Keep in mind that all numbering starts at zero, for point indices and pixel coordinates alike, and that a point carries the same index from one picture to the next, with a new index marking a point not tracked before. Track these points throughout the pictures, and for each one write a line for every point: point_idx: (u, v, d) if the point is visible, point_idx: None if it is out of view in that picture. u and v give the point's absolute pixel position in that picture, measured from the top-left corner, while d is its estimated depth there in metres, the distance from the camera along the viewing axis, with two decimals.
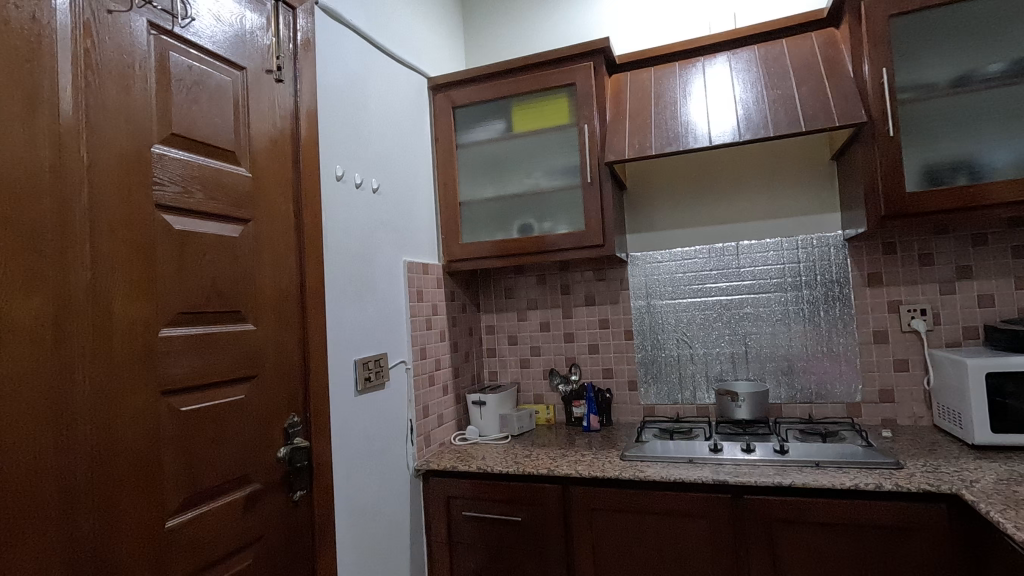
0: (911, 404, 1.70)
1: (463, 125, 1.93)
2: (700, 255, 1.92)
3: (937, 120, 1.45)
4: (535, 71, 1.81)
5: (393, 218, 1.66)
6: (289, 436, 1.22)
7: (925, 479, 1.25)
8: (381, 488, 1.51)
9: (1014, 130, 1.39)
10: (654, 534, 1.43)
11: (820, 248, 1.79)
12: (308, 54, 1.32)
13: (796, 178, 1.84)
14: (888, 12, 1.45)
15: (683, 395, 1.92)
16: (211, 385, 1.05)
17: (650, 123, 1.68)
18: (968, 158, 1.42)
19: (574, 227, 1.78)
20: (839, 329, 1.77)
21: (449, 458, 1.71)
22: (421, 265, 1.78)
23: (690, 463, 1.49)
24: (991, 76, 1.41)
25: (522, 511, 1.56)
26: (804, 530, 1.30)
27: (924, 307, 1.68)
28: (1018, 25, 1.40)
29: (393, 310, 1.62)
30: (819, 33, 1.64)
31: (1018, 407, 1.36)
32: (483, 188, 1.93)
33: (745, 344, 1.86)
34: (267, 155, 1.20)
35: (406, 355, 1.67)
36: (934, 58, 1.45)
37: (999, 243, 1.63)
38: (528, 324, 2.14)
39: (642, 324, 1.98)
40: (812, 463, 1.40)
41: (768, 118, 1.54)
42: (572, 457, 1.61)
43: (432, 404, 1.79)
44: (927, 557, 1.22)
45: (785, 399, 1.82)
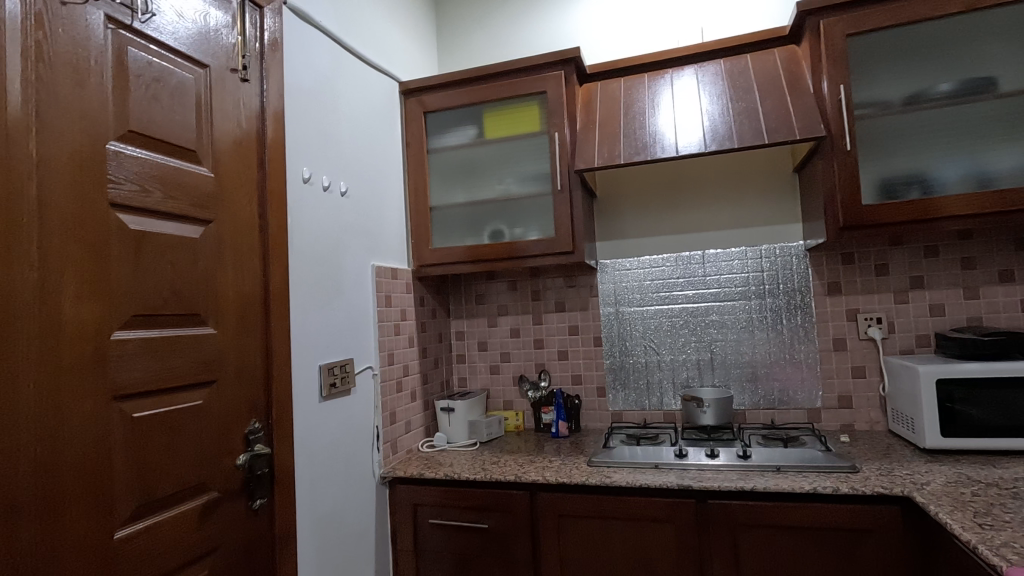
0: (867, 410, 1.75)
1: (434, 131, 1.93)
2: (667, 263, 1.96)
3: (892, 136, 1.51)
4: (507, 78, 1.82)
5: (362, 222, 1.64)
6: (250, 443, 1.18)
7: (880, 482, 1.29)
8: (346, 497, 1.48)
9: (961, 148, 1.46)
10: (620, 540, 1.43)
11: (783, 258, 1.84)
12: (275, 54, 1.30)
13: (760, 189, 1.89)
14: (846, 32, 1.51)
15: (651, 401, 1.94)
16: (166, 390, 1.02)
17: (619, 133, 1.70)
18: (920, 172, 1.48)
19: (545, 234, 1.79)
20: (801, 337, 1.81)
21: (416, 464, 1.69)
22: (390, 269, 1.77)
23: (655, 468, 1.51)
24: (941, 95, 1.47)
25: (489, 518, 1.55)
26: (765, 533, 1.33)
27: (880, 316, 1.74)
28: (965, 49, 1.47)
29: (361, 315, 1.60)
30: (781, 49, 1.70)
31: (966, 412, 1.41)
32: (455, 193, 1.93)
33: (711, 351, 1.90)
34: (230, 156, 1.18)
35: (373, 360, 1.65)
36: (889, 77, 1.52)
37: (949, 254, 1.70)
38: (498, 330, 2.14)
39: (611, 331, 2.00)
40: (773, 467, 1.43)
41: (733, 130, 1.57)
42: (540, 464, 1.61)
43: (399, 411, 1.76)
44: (883, 558, 1.26)
45: (748, 405, 1.85)
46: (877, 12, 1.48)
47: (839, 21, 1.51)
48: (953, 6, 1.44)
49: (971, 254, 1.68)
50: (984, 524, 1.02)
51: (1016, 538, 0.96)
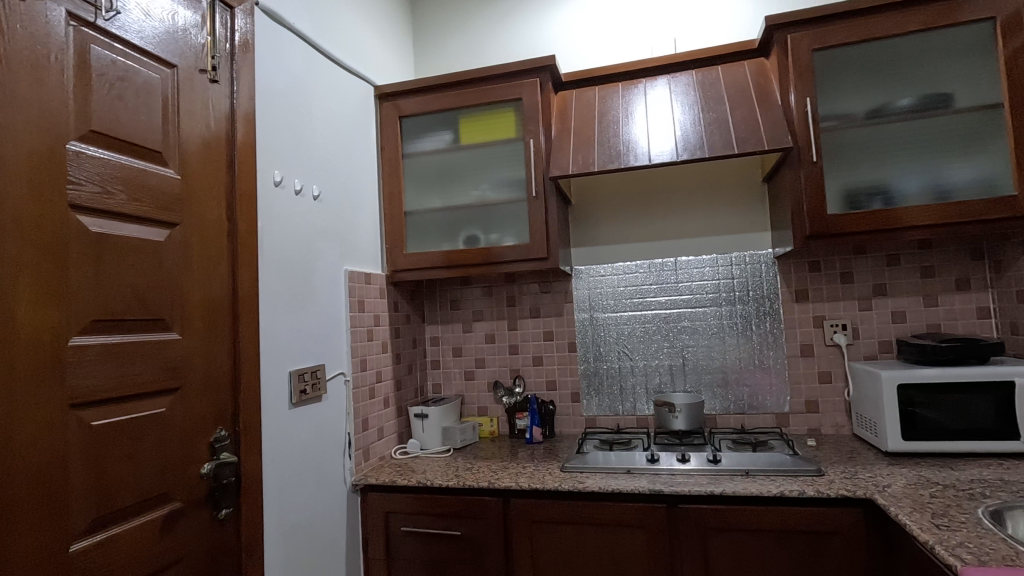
0: (833, 414, 1.79)
1: (409, 135, 1.92)
2: (640, 269, 1.98)
3: (856, 148, 1.56)
4: (483, 84, 1.82)
5: (335, 227, 1.62)
6: (215, 451, 1.16)
7: (844, 485, 1.32)
8: (316, 505, 1.46)
9: (921, 161, 1.51)
10: (593, 545, 1.44)
11: (752, 265, 1.88)
12: (246, 55, 1.28)
13: (731, 197, 1.92)
14: (812, 47, 1.55)
15: (624, 406, 1.96)
16: (128, 397, 0.99)
17: (594, 141, 1.72)
18: (882, 184, 1.53)
19: (520, 240, 1.80)
20: (769, 343, 1.85)
21: (388, 471, 1.67)
22: (363, 274, 1.75)
23: (628, 473, 1.52)
24: (901, 109, 1.52)
25: (462, 525, 1.54)
26: (735, 537, 1.35)
27: (845, 323, 1.79)
28: (924, 66, 1.52)
29: (333, 320, 1.58)
30: (751, 62, 1.74)
31: (925, 416, 1.46)
32: (430, 198, 1.92)
33: (683, 356, 1.92)
34: (198, 158, 1.15)
35: (345, 366, 1.63)
36: (853, 91, 1.56)
37: (910, 263, 1.76)
38: (473, 336, 2.13)
39: (585, 337, 2.01)
40: (742, 471, 1.45)
41: (704, 140, 1.60)
42: (513, 470, 1.61)
43: (372, 417, 1.74)
44: (847, 559, 1.29)
45: (719, 410, 1.88)
46: (842, 28, 1.53)
47: (805, 36, 1.56)
48: (913, 24, 1.49)
49: (930, 263, 1.74)
50: (940, 525, 1.05)
51: (970, 538, 0.99)
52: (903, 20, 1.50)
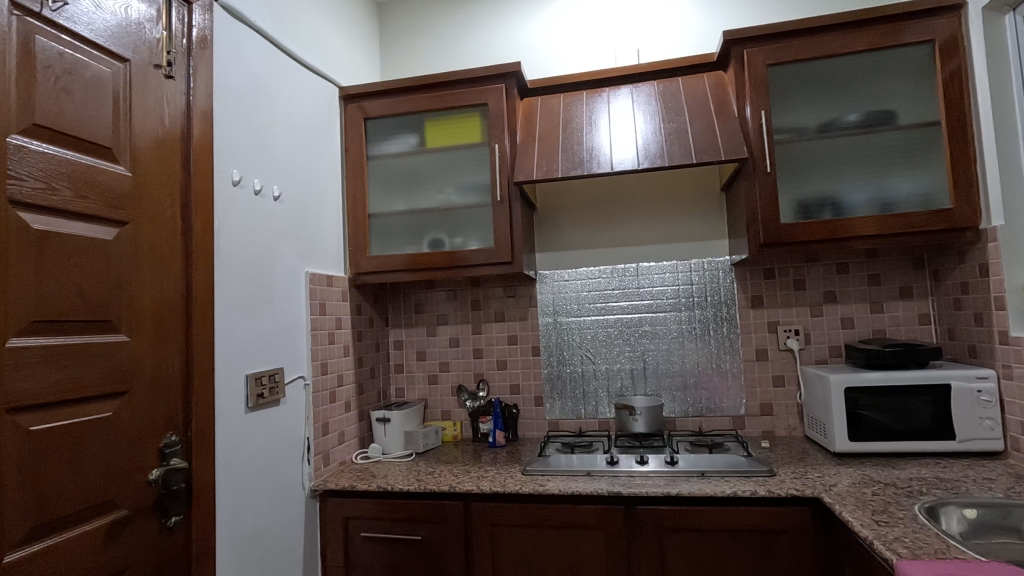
0: (786, 417, 1.85)
1: (374, 137, 1.91)
2: (604, 275, 2.01)
3: (808, 160, 1.62)
4: (448, 89, 1.83)
5: (296, 228, 1.60)
6: (165, 457, 1.12)
7: (794, 484, 1.37)
8: (273, 512, 1.43)
9: (867, 174, 1.59)
10: (553, 548, 1.45)
11: (710, 272, 1.93)
12: (204, 51, 1.26)
13: (690, 205, 1.98)
14: (766, 62, 1.62)
15: (586, 410, 1.98)
16: (70, 401, 0.96)
17: (558, 147, 1.74)
18: (832, 195, 1.60)
19: (484, 244, 1.80)
20: (726, 347, 1.91)
21: (349, 477, 1.65)
22: (325, 277, 1.73)
23: (588, 476, 1.53)
24: (850, 124, 1.59)
25: (423, 530, 1.53)
26: (691, 537, 1.38)
27: (798, 328, 1.86)
28: (871, 83, 1.59)
29: (292, 322, 1.55)
30: (710, 74, 1.79)
31: (870, 418, 1.53)
32: (394, 201, 1.91)
33: (644, 360, 1.96)
34: (150, 154, 1.12)
35: (305, 369, 1.60)
36: (805, 105, 1.63)
37: (857, 271, 1.84)
38: (437, 339, 2.13)
39: (549, 341, 2.03)
40: (698, 473, 1.48)
41: (664, 150, 1.64)
42: (475, 474, 1.60)
43: (332, 422, 1.72)
44: (796, 556, 1.33)
45: (679, 413, 1.92)
46: (794, 46, 1.60)
47: (760, 52, 1.62)
48: (860, 44, 1.57)
49: (877, 271, 1.83)
50: (879, 521, 1.11)
51: (906, 533, 1.04)
52: (850, 39, 1.57)
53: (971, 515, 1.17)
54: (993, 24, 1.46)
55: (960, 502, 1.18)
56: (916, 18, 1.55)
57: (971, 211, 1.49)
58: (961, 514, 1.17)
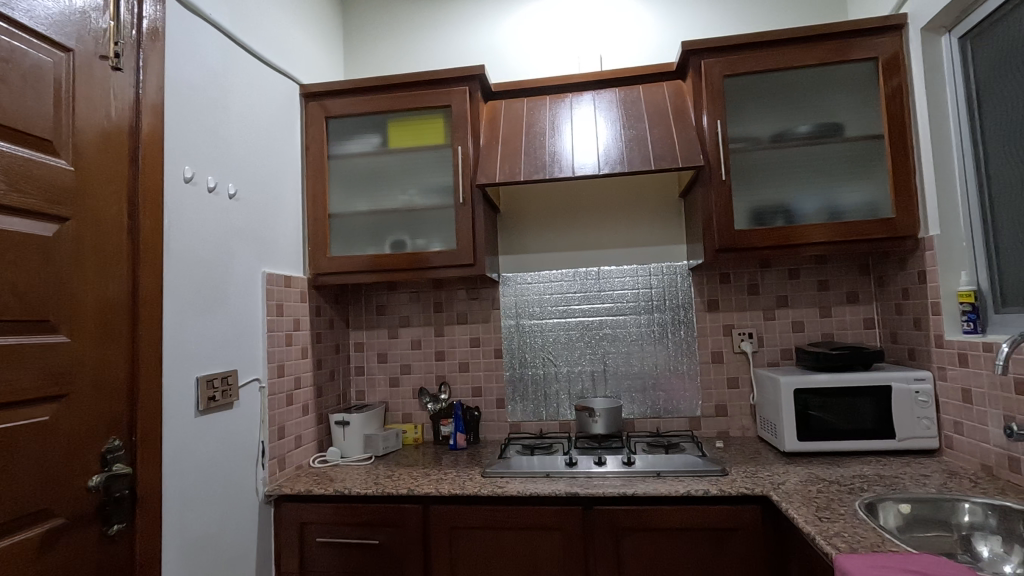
0: (740, 417, 1.91)
1: (336, 136, 1.89)
2: (565, 278, 2.03)
3: (761, 169, 1.67)
4: (412, 89, 1.82)
5: (252, 227, 1.56)
6: (107, 463, 1.08)
7: (744, 483, 1.41)
8: (223, 519, 1.39)
9: (816, 183, 1.65)
10: (511, 549, 1.46)
11: (669, 276, 1.98)
12: (155, 44, 1.22)
13: (651, 210, 2.02)
14: (723, 73, 1.67)
15: (547, 411, 2.00)
16: (2, 405, 0.91)
17: (520, 151, 1.75)
18: (784, 203, 1.66)
19: (447, 245, 1.80)
20: (684, 350, 1.95)
21: (305, 481, 1.62)
22: (283, 277, 1.69)
23: (546, 477, 1.54)
24: (801, 135, 1.65)
25: (380, 534, 1.52)
26: (646, 536, 1.40)
27: (751, 331, 1.92)
28: (819, 97, 1.66)
29: (248, 324, 1.52)
30: (669, 83, 1.84)
31: (818, 418, 1.59)
32: (356, 201, 1.89)
33: (604, 363, 1.99)
34: (94, 149, 1.09)
35: (260, 371, 1.56)
36: (759, 115, 1.69)
37: (808, 277, 1.91)
38: (399, 342, 2.11)
39: (512, 343, 2.04)
40: (653, 473, 1.51)
41: (624, 156, 1.67)
42: (435, 476, 1.60)
43: (288, 425, 1.68)
44: (747, 554, 1.37)
45: (637, 414, 1.96)
46: (748, 58, 1.66)
47: (717, 63, 1.67)
48: (810, 59, 1.63)
49: (826, 277, 1.90)
50: (822, 517, 1.15)
51: (846, 528, 1.09)
52: (801, 54, 1.64)
53: (906, 509, 1.24)
54: (931, 44, 1.54)
55: (895, 498, 1.24)
56: (862, 36, 1.62)
57: (911, 220, 1.57)
58: (897, 509, 1.23)
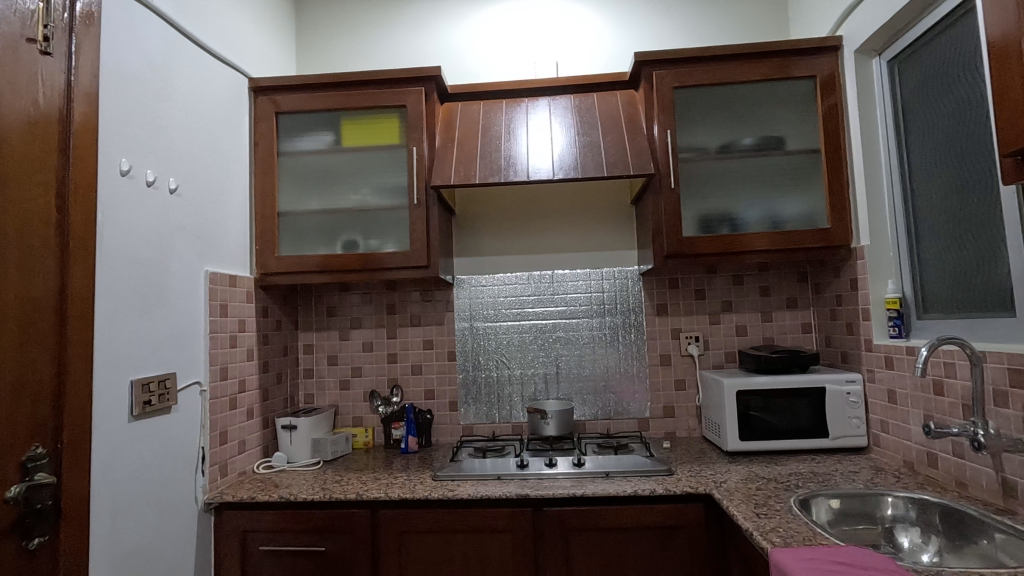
0: (687, 418, 1.97)
1: (286, 133, 1.84)
2: (520, 281, 2.05)
3: (708, 178, 1.73)
4: (366, 88, 1.80)
5: (194, 225, 1.50)
6: (27, 472, 1.01)
7: (689, 482, 1.45)
8: (159, 528, 1.32)
9: (759, 193, 1.73)
10: (461, 552, 1.45)
11: (621, 280, 2.02)
12: (89, 29, 1.16)
13: (604, 216, 2.06)
14: (673, 85, 1.72)
15: (500, 414, 2.01)
16: None
17: (476, 153, 1.75)
18: (729, 212, 1.72)
19: (400, 246, 1.78)
20: (634, 353, 2.00)
21: (248, 487, 1.56)
22: (227, 276, 1.63)
23: (497, 479, 1.55)
24: (745, 147, 1.73)
25: (327, 540, 1.48)
26: (594, 536, 1.43)
27: (698, 335, 1.98)
28: (763, 111, 1.74)
29: (189, 325, 1.46)
30: (623, 92, 1.88)
31: (758, 418, 1.66)
32: (307, 199, 1.84)
33: (557, 365, 2.01)
34: (18, 137, 1.02)
35: (201, 375, 1.50)
36: (707, 127, 1.75)
37: (751, 283, 1.99)
38: (350, 344, 2.07)
39: (465, 346, 2.04)
40: (602, 473, 1.54)
41: (578, 162, 1.70)
42: (384, 480, 1.57)
43: (231, 430, 1.62)
44: (690, 551, 1.41)
45: (589, 416, 1.99)
46: (697, 71, 1.72)
47: (668, 75, 1.72)
48: (755, 75, 1.71)
49: (768, 283, 1.99)
50: (760, 513, 1.20)
51: (781, 524, 1.14)
52: (746, 69, 1.71)
53: (836, 504, 1.31)
54: (864, 66, 1.64)
55: (827, 493, 1.31)
56: (802, 55, 1.71)
57: (845, 231, 1.66)
58: (828, 504, 1.30)
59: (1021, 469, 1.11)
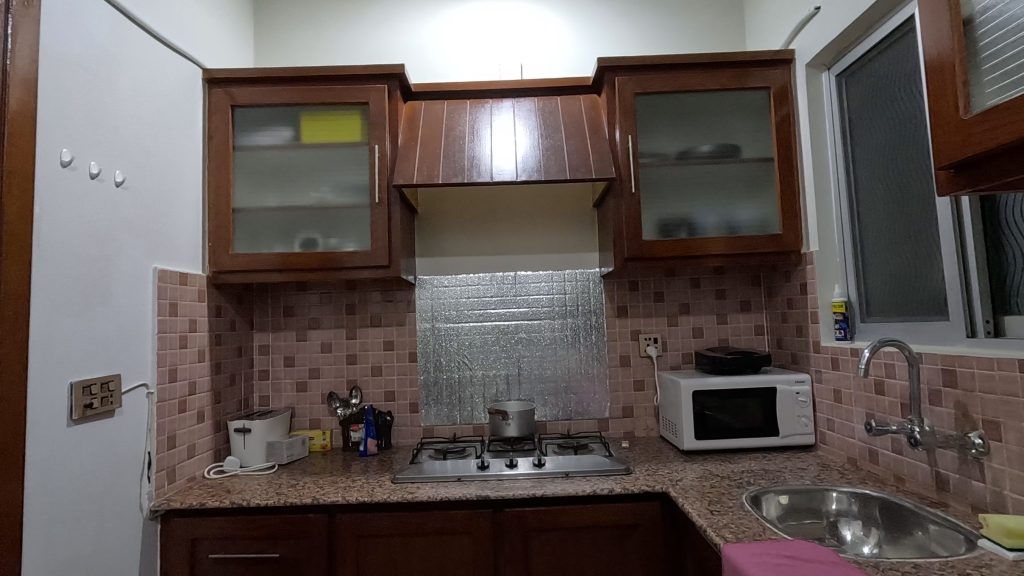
0: (645, 418, 2.01)
1: (242, 127, 1.78)
2: (482, 282, 2.04)
3: (667, 183, 1.77)
4: (327, 83, 1.76)
5: (143, 220, 1.43)
6: None
7: (646, 481, 1.48)
8: (99, 538, 1.26)
9: (716, 199, 1.78)
10: (420, 555, 1.44)
11: (583, 282, 2.05)
12: (28, 11, 1.10)
13: (566, 218, 2.08)
14: (634, 91, 1.75)
15: (461, 415, 2.00)
16: None
17: (439, 153, 1.74)
18: (687, 217, 1.77)
19: (360, 246, 1.75)
20: (595, 354, 2.02)
21: (198, 493, 1.50)
22: (178, 274, 1.57)
23: (458, 481, 1.54)
24: (703, 154, 1.77)
25: (281, 546, 1.44)
26: (553, 536, 1.44)
27: (656, 336, 2.03)
28: (720, 119, 1.79)
29: (135, 325, 1.39)
30: (586, 97, 1.90)
31: (713, 417, 1.70)
32: (264, 196, 1.78)
33: (519, 367, 2.02)
34: None
35: (148, 377, 1.44)
36: (667, 133, 1.79)
37: (707, 286, 2.05)
38: (307, 345, 2.02)
39: (427, 347, 2.02)
40: (563, 473, 1.55)
41: (541, 164, 1.71)
42: (342, 484, 1.54)
43: (180, 434, 1.56)
44: (647, 548, 1.44)
45: (550, 417, 2.00)
46: (658, 78, 1.75)
47: (629, 81, 1.75)
48: (712, 84, 1.76)
49: (723, 287, 2.05)
50: (713, 510, 1.23)
51: (733, 520, 1.17)
52: (704, 79, 1.76)
53: (785, 500, 1.36)
54: (814, 79, 1.71)
55: (776, 490, 1.35)
56: (757, 67, 1.77)
57: (796, 237, 1.73)
58: (777, 500, 1.35)
59: (953, 463, 1.18)
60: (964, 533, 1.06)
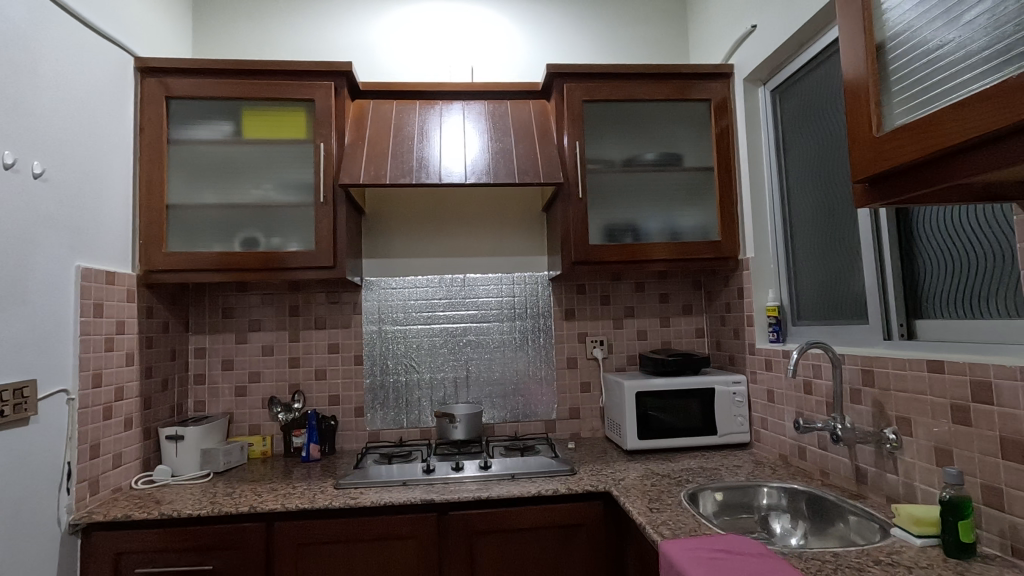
0: (591, 419, 2.04)
1: (178, 119, 1.71)
2: (431, 284, 2.03)
3: (614, 189, 1.82)
4: (271, 78, 1.71)
5: (65, 214, 1.35)
6: None
7: (590, 481, 1.51)
8: (7, 556, 1.17)
9: (659, 206, 1.83)
10: (363, 561, 1.41)
11: (532, 285, 2.06)
12: None
13: (516, 221, 2.09)
14: (582, 98, 1.79)
15: (408, 419, 1.98)
16: None
17: (387, 153, 1.72)
18: (632, 222, 1.81)
19: (304, 245, 1.70)
20: (543, 356, 2.05)
21: (124, 505, 1.42)
22: (104, 273, 1.48)
23: (403, 486, 1.52)
24: (647, 161, 1.83)
25: (215, 558, 1.38)
26: (499, 538, 1.44)
27: (603, 339, 2.07)
28: (663, 128, 1.86)
29: (53, 326, 1.30)
30: (535, 102, 1.93)
31: (655, 417, 1.75)
32: (201, 192, 1.71)
33: (467, 369, 2.02)
34: None
35: (69, 382, 1.35)
36: (613, 141, 1.83)
37: (651, 290, 2.11)
38: (247, 348, 1.95)
39: (373, 350, 1.99)
40: (509, 475, 1.56)
41: (490, 166, 1.71)
42: (282, 491, 1.49)
43: (104, 442, 1.47)
44: (590, 547, 1.46)
45: (497, 419, 2.01)
46: (605, 86, 1.80)
47: (577, 88, 1.79)
48: (657, 94, 1.82)
49: (666, 291, 2.11)
50: (653, 508, 1.27)
51: (671, 516, 1.21)
52: (648, 88, 1.82)
53: (720, 497, 1.41)
54: (751, 94, 1.79)
55: (713, 487, 1.41)
56: (699, 80, 1.84)
57: (734, 244, 1.80)
58: (713, 497, 1.40)
59: (870, 457, 1.26)
60: (879, 522, 1.13)
